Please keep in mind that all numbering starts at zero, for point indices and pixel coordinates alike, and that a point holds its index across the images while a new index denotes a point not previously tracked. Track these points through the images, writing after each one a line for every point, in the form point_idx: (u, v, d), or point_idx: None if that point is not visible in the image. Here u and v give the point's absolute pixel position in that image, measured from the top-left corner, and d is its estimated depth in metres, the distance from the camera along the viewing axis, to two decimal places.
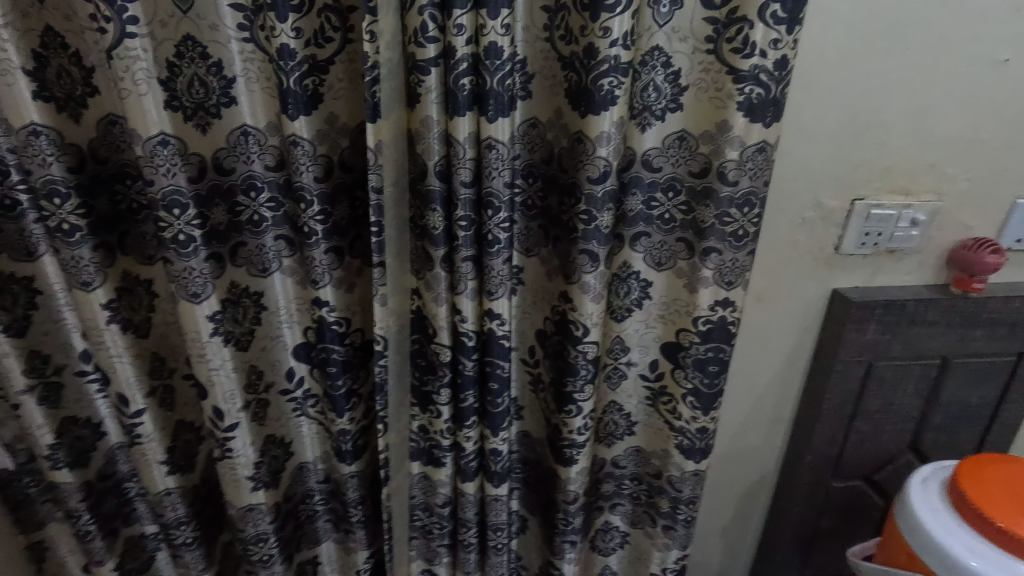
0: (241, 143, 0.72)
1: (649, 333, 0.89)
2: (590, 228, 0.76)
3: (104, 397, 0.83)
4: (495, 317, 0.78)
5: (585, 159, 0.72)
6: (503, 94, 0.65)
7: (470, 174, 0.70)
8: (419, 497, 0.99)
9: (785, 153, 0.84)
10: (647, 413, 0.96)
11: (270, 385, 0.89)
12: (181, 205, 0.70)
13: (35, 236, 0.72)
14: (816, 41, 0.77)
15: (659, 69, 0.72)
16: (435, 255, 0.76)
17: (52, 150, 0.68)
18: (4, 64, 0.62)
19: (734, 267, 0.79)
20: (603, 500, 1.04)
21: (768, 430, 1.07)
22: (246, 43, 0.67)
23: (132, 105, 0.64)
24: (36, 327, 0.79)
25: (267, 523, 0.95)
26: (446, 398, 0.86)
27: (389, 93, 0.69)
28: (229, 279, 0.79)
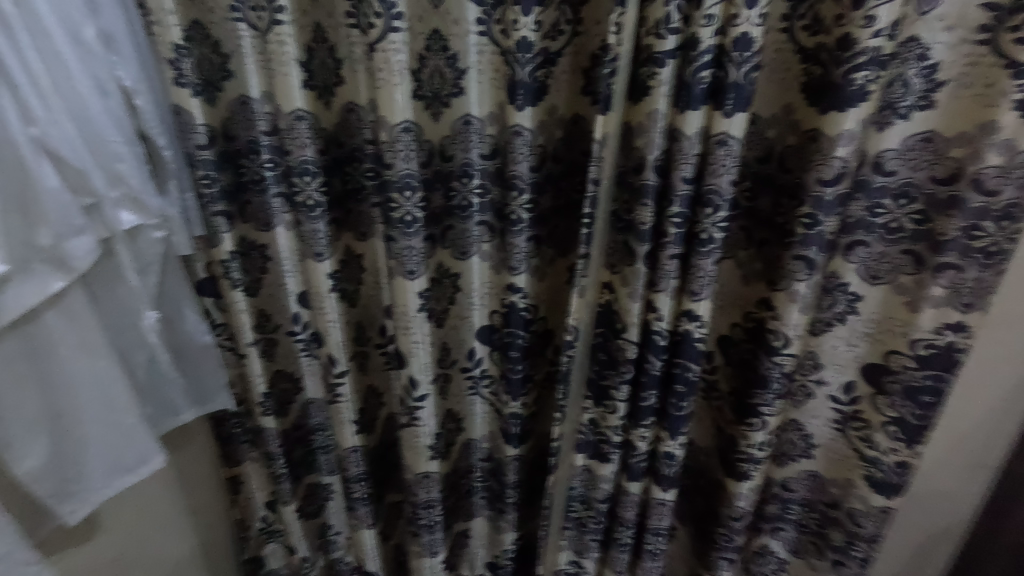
0: (463, 132, 0.75)
1: (849, 352, 0.82)
2: (810, 232, 0.70)
3: (311, 357, 0.92)
4: (693, 317, 0.76)
5: (817, 158, 0.66)
6: (746, 86, 0.63)
7: (693, 170, 0.67)
8: (579, 485, 0.98)
9: None
10: (833, 438, 0.88)
11: (454, 362, 0.92)
12: (410, 188, 0.74)
13: (275, 211, 0.80)
14: None
15: (913, 62, 0.65)
16: (641, 250, 0.73)
17: (308, 134, 0.76)
18: (283, 56, 0.71)
19: (975, 289, 0.70)
20: (767, 522, 0.97)
21: (975, 475, 0.94)
22: (482, 38, 0.70)
23: (384, 95, 0.68)
24: (265, 289, 0.92)
25: (435, 492, 0.99)
26: (626, 395, 0.85)
27: (618, 85, 0.67)
28: (436, 258, 0.83)
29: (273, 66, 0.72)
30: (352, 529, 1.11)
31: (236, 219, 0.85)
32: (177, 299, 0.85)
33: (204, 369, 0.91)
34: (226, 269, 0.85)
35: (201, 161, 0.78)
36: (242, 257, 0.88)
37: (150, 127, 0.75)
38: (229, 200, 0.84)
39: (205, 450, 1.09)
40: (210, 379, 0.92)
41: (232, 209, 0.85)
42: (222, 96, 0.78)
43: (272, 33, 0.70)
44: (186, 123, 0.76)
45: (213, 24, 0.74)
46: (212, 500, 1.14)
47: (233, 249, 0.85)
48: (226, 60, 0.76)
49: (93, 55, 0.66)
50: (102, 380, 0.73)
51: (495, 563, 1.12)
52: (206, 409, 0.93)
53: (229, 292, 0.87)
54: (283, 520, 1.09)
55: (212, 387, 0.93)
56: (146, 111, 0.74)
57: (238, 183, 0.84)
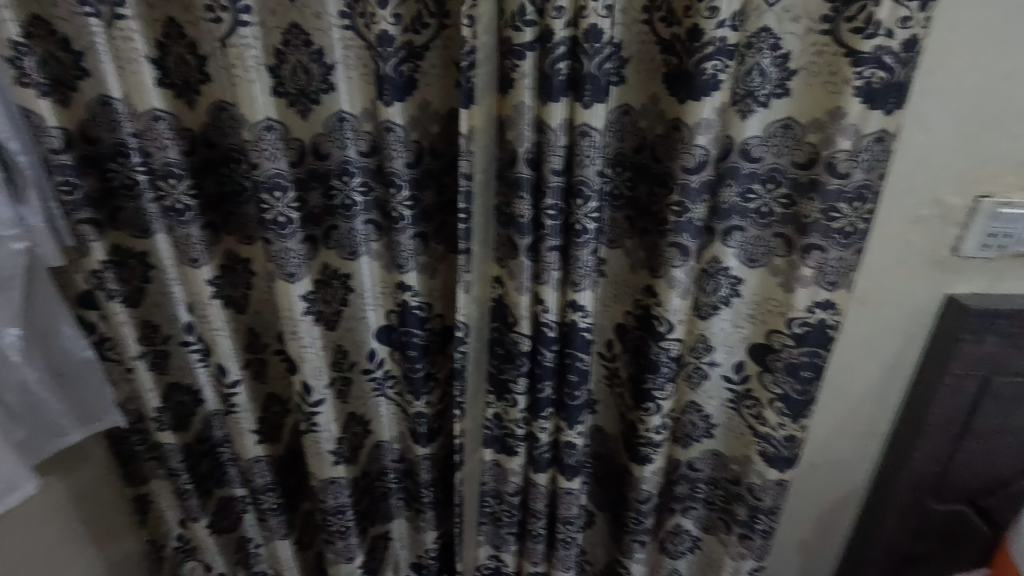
0: (337, 129, 0.73)
1: (736, 333, 0.84)
2: (682, 220, 0.72)
3: (205, 367, 0.89)
4: (579, 308, 0.77)
5: (680, 148, 0.69)
6: (601, 78, 0.64)
7: (561, 161, 0.68)
8: (490, 482, 0.99)
9: (902, 145, 0.76)
10: (729, 416, 0.91)
11: (354, 364, 0.91)
12: (281, 187, 0.73)
13: (153, 216, 0.76)
14: (948, 30, 0.70)
15: (766, 51, 0.67)
16: (522, 243, 0.74)
17: (169, 135, 0.73)
18: (133, 53, 0.68)
19: (839, 267, 0.73)
20: (676, 502, 0.99)
21: (864, 444, 0.99)
22: (346, 31, 0.67)
23: (244, 91, 0.67)
24: (149, 298, 0.86)
25: (345, 495, 0.98)
26: (523, 388, 0.86)
27: (483, 79, 0.68)
28: (321, 260, 0.81)
29: (122, 63, 0.68)
30: (267, 541, 1.07)
31: (105, 227, 0.81)
32: (52, 313, 0.80)
33: (87, 386, 0.87)
34: (100, 281, 0.81)
35: (61, 166, 0.74)
36: (116, 268, 0.82)
37: None
38: (97, 206, 0.79)
39: (103, 474, 1.02)
40: (96, 396, 0.88)
41: (99, 216, 0.80)
42: (77, 91, 0.73)
43: (117, 29, 0.67)
44: (37, 125, 0.71)
45: (58, 17, 0.70)
46: (120, 525, 1.08)
47: (105, 258, 0.80)
48: (75, 57, 0.71)
49: None
50: None
51: (419, 563, 1.11)
52: (93, 429, 0.89)
53: (106, 305, 0.82)
54: (195, 538, 1.04)
55: (99, 405, 0.88)
56: None
57: (106, 189, 0.79)
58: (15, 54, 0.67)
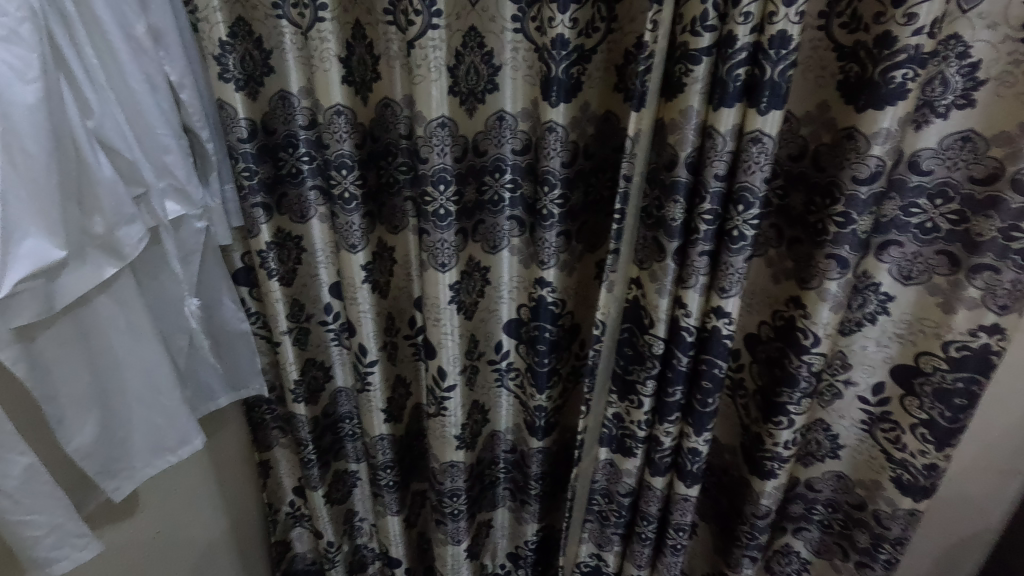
0: (496, 128, 0.76)
1: (881, 352, 0.82)
2: (844, 231, 0.69)
3: (342, 346, 0.94)
4: (722, 314, 0.76)
5: (852, 157, 0.66)
6: (782, 84, 0.62)
7: (725, 167, 0.67)
8: (602, 480, 1.00)
9: None
10: (860, 438, 0.88)
11: (482, 354, 0.94)
12: (444, 181, 0.74)
13: (310, 202, 0.87)
14: None
15: (955, 59, 0.64)
16: (669, 246, 0.74)
17: (346, 129, 0.79)
18: (324, 52, 0.74)
19: (1011, 291, 0.69)
20: (789, 522, 0.97)
21: (1003, 484, 0.93)
22: (517, 34, 0.70)
23: (421, 89, 0.69)
24: (302, 277, 0.94)
25: (461, 481, 1.01)
26: (651, 390, 0.85)
27: (652, 82, 0.68)
28: (467, 252, 0.84)
29: (313, 62, 0.74)
30: (378, 516, 1.14)
31: (274, 211, 0.87)
32: (217, 285, 0.90)
33: (239, 353, 0.96)
34: (263, 260, 0.88)
35: (242, 155, 0.81)
36: (278, 248, 0.89)
37: (192, 122, 0.79)
38: (268, 192, 0.86)
39: (237, 436, 1.12)
40: (244, 364, 0.96)
41: (269, 201, 0.86)
42: (261, 90, 0.80)
43: (315, 30, 0.73)
44: (224, 117, 0.79)
45: (259, 19, 0.76)
46: (244, 486, 1.17)
47: (270, 239, 0.88)
48: (267, 55, 0.78)
49: (143, 50, 0.70)
50: (148, 362, 0.78)
51: (517, 553, 1.16)
52: (240, 394, 0.98)
53: (265, 282, 0.90)
54: (313, 508, 1.12)
55: (246, 371, 0.97)
56: (190, 103, 0.78)
57: (276, 176, 0.85)
58: (220, 52, 0.75)
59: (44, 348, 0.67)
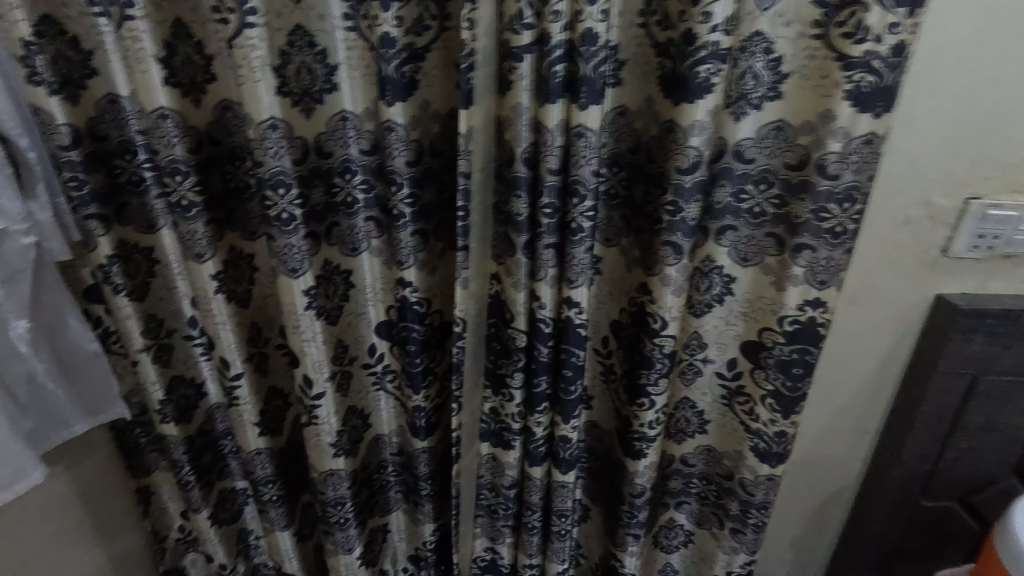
0: (340, 128, 0.75)
1: (727, 330, 0.87)
2: (676, 219, 0.74)
3: (206, 359, 0.90)
4: (574, 305, 0.78)
5: (674, 148, 0.70)
6: (597, 80, 0.65)
7: (556, 161, 0.69)
8: (486, 476, 1.01)
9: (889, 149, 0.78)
10: (722, 412, 0.93)
11: (355, 358, 0.93)
12: (284, 185, 0.73)
13: (158, 212, 0.78)
14: (948, 35, 0.71)
15: (759, 55, 0.69)
16: (517, 241, 0.75)
17: (176, 132, 0.74)
18: (139, 52, 0.69)
19: (828, 267, 0.75)
20: (669, 497, 1.02)
21: (855, 441, 1.01)
22: (349, 32, 0.69)
23: (247, 90, 0.67)
24: (154, 292, 0.90)
25: (344, 488, 0.99)
26: (519, 382, 0.87)
27: (483, 79, 0.69)
28: (322, 256, 0.83)
29: (130, 62, 0.70)
30: (267, 533, 1.09)
31: (113, 223, 0.83)
32: (61, 305, 0.83)
33: (94, 377, 0.89)
34: (106, 276, 0.84)
35: (67, 163, 0.77)
36: (122, 261, 0.85)
37: (14, 129, 0.71)
38: (103, 202, 0.82)
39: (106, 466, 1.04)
40: (103, 387, 0.90)
41: (106, 212, 0.82)
42: (88, 87, 0.76)
43: (126, 29, 0.68)
44: (44, 122, 0.74)
45: (70, 16, 0.72)
46: (121, 517, 1.09)
47: (112, 252, 0.84)
48: (86, 56, 0.74)
49: None
50: None
51: (417, 555, 1.14)
52: (99, 420, 0.91)
53: (112, 298, 0.85)
54: (197, 529, 1.07)
55: (105, 395, 0.90)
56: (2, 108, 0.70)
57: (114, 184, 0.82)
58: (25, 54, 0.70)
59: None
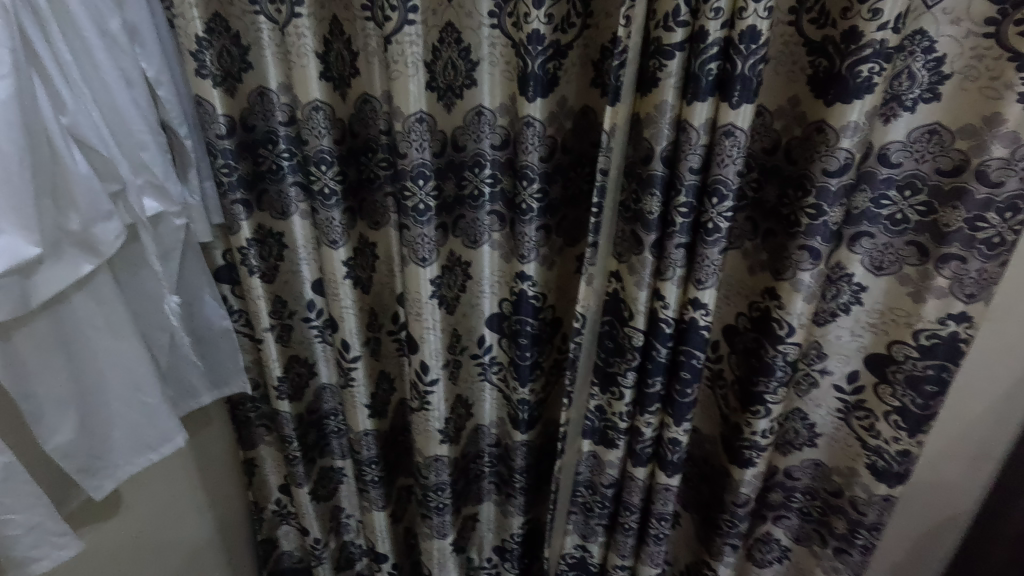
0: (474, 123, 0.77)
1: (853, 342, 0.83)
2: (816, 223, 0.71)
3: (323, 343, 0.99)
4: (700, 306, 0.77)
5: (822, 150, 0.67)
6: (752, 78, 0.63)
7: (698, 161, 0.68)
8: (584, 474, 1.01)
9: None
10: (836, 426, 0.89)
11: (464, 349, 0.95)
12: (423, 176, 0.75)
13: (290, 199, 0.87)
14: None
15: (919, 55, 0.66)
16: (647, 240, 0.75)
17: (324, 124, 0.78)
18: (302, 47, 0.73)
19: (978, 279, 0.71)
20: (769, 510, 0.99)
21: (978, 468, 0.95)
22: (494, 30, 0.71)
23: (399, 85, 0.69)
24: (281, 276, 0.95)
25: (446, 475, 1.02)
26: (631, 381, 0.86)
27: (628, 78, 0.68)
28: (448, 248, 0.85)
29: (291, 57, 0.74)
30: (363, 513, 1.14)
31: (253, 208, 0.89)
32: (200, 283, 0.90)
33: (223, 351, 0.96)
34: (243, 257, 0.89)
35: (221, 150, 0.82)
36: (258, 245, 0.91)
37: (172, 118, 0.80)
38: (247, 188, 0.87)
39: (220, 436, 1.12)
40: (228, 361, 0.97)
41: (250, 198, 0.88)
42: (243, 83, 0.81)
43: (292, 25, 0.72)
44: (202, 112, 0.79)
45: (235, 14, 0.77)
46: (228, 482, 1.17)
47: (251, 236, 0.89)
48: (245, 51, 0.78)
49: (120, 47, 0.70)
50: (128, 360, 0.77)
51: (502, 546, 1.16)
52: (223, 392, 0.97)
53: (246, 279, 0.91)
54: (297, 503, 1.13)
55: (230, 369, 0.97)
56: (167, 100, 0.78)
57: (257, 173, 0.87)
58: (197, 49, 0.76)
59: (11, 346, 0.65)
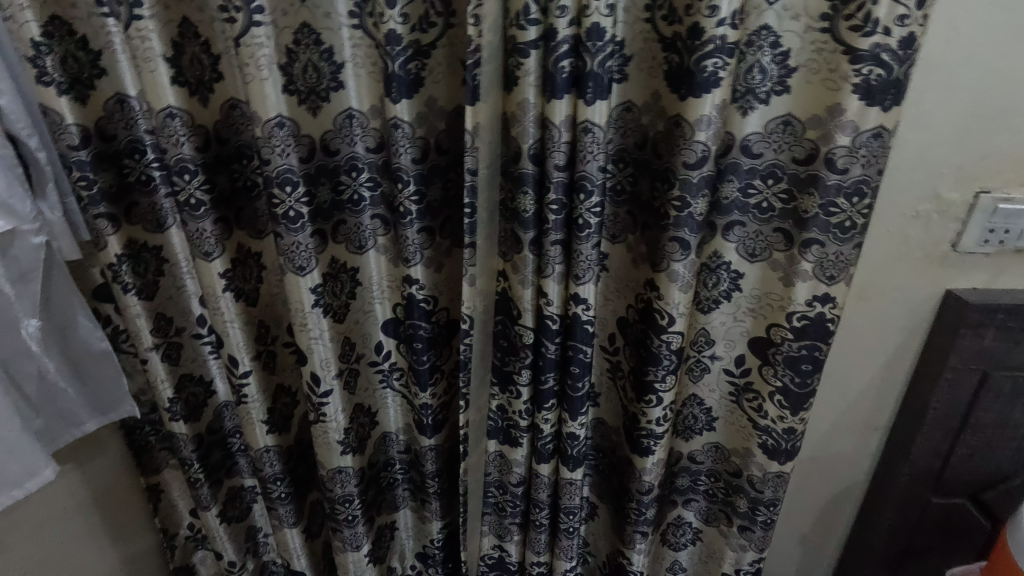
0: (345, 126, 0.75)
1: (738, 327, 0.85)
2: (683, 214, 0.73)
3: (217, 359, 0.96)
4: (581, 301, 0.77)
5: (682, 143, 0.69)
6: (603, 76, 0.65)
7: (564, 158, 0.69)
8: (494, 474, 1.01)
9: (899, 139, 0.77)
10: (729, 408, 0.92)
11: (361, 357, 0.93)
12: (291, 183, 0.73)
13: (166, 212, 0.82)
14: (961, 25, 0.70)
15: (766, 49, 0.68)
16: (525, 238, 0.76)
17: (184, 132, 0.76)
18: (148, 52, 0.71)
19: (838, 262, 0.73)
20: (678, 494, 1.02)
21: (863, 437, 1.00)
22: (355, 30, 0.70)
23: (254, 89, 0.67)
24: (163, 291, 0.90)
25: (353, 485, 1.00)
26: (526, 380, 0.86)
27: (488, 76, 0.69)
28: (330, 253, 0.82)
29: (138, 63, 0.72)
30: (276, 530, 1.10)
31: (122, 222, 0.83)
32: (73, 306, 0.84)
33: (103, 376, 0.89)
34: (116, 276, 0.84)
35: (77, 163, 0.77)
36: (132, 261, 0.85)
37: (19, 129, 0.72)
38: (113, 202, 0.82)
39: (115, 466, 1.04)
40: (114, 387, 0.91)
41: (116, 211, 0.82)
42: (98, 88, 0.76)
43: (133, 29, 0.70)
44: (57, 122, 0.75)
45: (77, 17, 0.73)
46: (133, 513, 1.10)
47: (122, 250, 0.84)
48: (95, 56, 0.74)
49: None
50: None
51: (426, 552, 1.15)
52: (109, 418, 0.92)
53: (121, 297, 0.86)
54: (206, 526, 1.08)
55: (114, 393, 0.91)
56: (10, 110, 0.71)
57: (123, 184, 0.82)
58: (35, 55, 0.71)
59: None
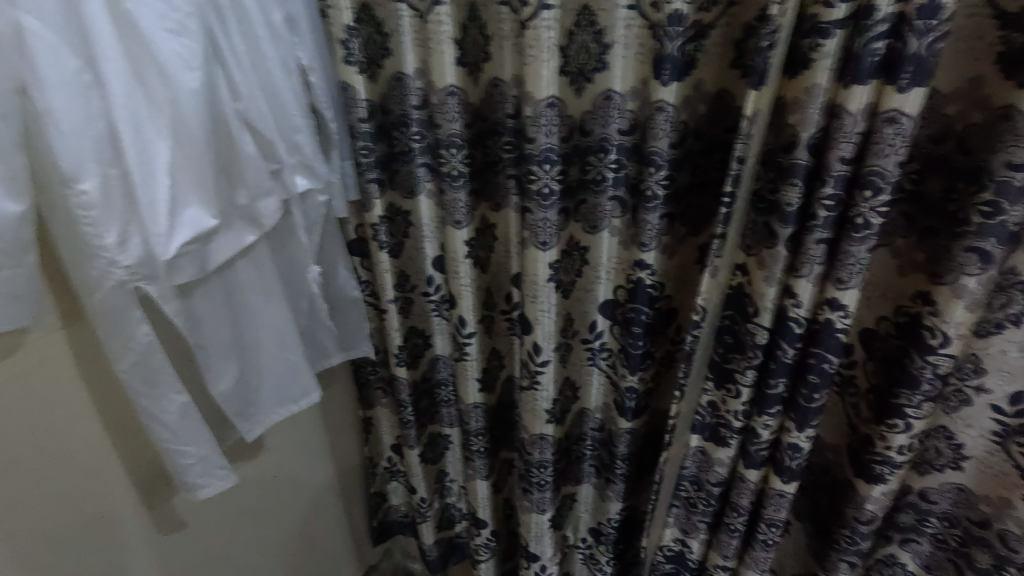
0: (603, 108, 0.77)
1: (1018, 358, 0.71)
2: (990, 222, 0.64)
3: (443, 315, 1.02)
4: (837, 307, 0.72)
5: (1009, 138, 0.61)
6: (928, 59, 0.58)
7: (852, 149, 0.64)
8: (691, 468, 0.98)
9: None
10: (988, 450, 0.77)
11: (576, 333, 0.96)
12: (549, 160, 0.77)
13: (419, 179, 0.90)
14: None
15: None
16: (781, 233, 0.71)
17: (457, 110, 0.82)
18: (440, 34, 0.76)
19: None
20: (896, 530, 0.88)
21: None
22: (630, 11, 0.71)
23: (533, 70, 0.71)
24: (407, 250, 1.00)
25: (551, 452, 1.04)
26: (750, 381, 0.83)
27: (775, 59, 0.65)
28: (568, 233, 0.86)
29: (428, 44, 0.77)
30: (467, 479, 1.19)
31: (387, 186, 0.94)
32: (336, 257, 0.97)
33: (351, 319, 1.02)
34: (375, 233, 0.94)
35: (360, 133, 0.88)
36: (389, 222, 0.96)
37: (315, 104, 0.84)
38: (382, 168, 0.92)
39: (343, 393, 1.19)
40: (356, 329, 1.03)
41: (383, 177, 0.93)
42: (378, 70, 0.86)
43: (432, 13, 0.75)
44: (349, 98, 0.85)
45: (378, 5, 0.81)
46: (348, 442, 1.25)
47: (383, 213, 0.94)
48: (386, 39, 0.83)
49: (276, 36, 0.76)
50: (276, 319, 0.85)
51: (599, 529, 1.16)
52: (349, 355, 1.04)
53: (376, 253, 0.96)
54: (407, 465, 1.20)
55: (358, 335, 1.04)
56: (318, 86, 0.84)
57: (391, 154, 0.91)
58: (344, 38, 0.81)
59: (191, 305, 0.73)
